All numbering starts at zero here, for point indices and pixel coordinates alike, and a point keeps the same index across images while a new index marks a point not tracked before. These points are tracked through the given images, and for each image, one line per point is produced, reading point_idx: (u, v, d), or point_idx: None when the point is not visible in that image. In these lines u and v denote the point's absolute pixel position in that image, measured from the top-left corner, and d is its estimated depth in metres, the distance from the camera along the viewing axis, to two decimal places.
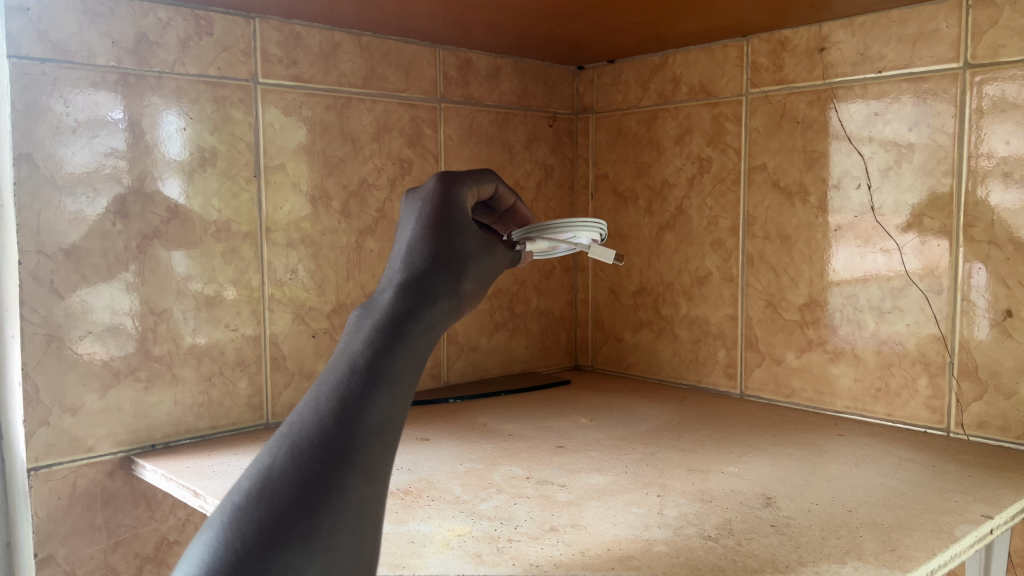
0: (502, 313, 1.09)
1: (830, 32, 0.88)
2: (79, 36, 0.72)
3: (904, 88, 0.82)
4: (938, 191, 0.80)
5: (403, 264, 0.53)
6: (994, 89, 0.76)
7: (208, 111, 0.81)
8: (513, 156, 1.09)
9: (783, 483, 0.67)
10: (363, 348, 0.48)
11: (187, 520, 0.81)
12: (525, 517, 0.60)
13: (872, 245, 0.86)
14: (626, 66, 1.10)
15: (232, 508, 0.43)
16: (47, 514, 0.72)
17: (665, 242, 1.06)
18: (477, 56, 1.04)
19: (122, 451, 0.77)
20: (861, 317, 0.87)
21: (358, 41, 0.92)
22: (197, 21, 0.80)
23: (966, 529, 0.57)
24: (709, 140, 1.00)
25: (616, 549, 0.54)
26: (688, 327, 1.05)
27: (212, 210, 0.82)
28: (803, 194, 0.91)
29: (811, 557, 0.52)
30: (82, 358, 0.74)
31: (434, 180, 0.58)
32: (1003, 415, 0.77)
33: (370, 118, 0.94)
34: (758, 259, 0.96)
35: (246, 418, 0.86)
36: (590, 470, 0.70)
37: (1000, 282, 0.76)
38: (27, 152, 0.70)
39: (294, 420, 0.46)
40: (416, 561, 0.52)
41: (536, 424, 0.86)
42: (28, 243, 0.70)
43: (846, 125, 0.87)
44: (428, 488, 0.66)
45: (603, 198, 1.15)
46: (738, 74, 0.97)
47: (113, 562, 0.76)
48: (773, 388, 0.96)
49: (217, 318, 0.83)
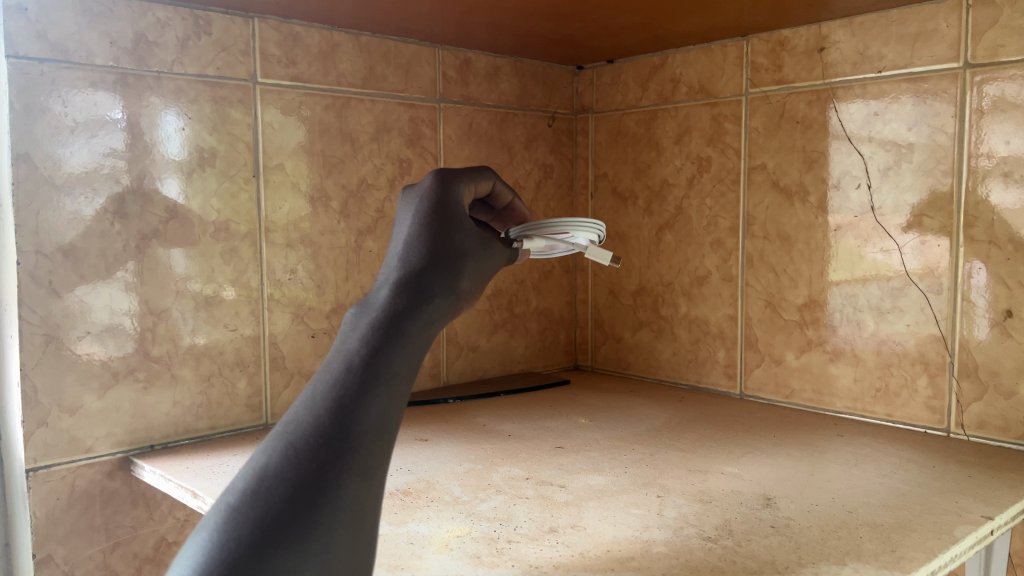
0: (502, 313, 1.09)
1: (830, 32, 0.88)
2: (77, 36, 0.72)
3: (904, 88, 0.82)
4: (938, 191, 0.80)
5: (400, 262, 0.53)
6: (994, 88, 0.76)
7: (207, 111, 0.81)
8: (512, 156, 1.09)
9: (783, 483, 0.67)
10: (360, 347, 0.48)
11: (186, 520, 0.81)
12: (525, 518, 0.60)
13: (872, 245, 0.85)
14: (626, 66, 1.10)
15: (227, 508, 0.43)
16: (46, 514, 0.72)
17: (665, 241, 1.06)
18: (477, 56, 1.04)
19: (121, 452, 0.76)
20: (861, 317, 0.87)
21: (357, 41, 0.92)
22: (196, 21, 0.80)
23: (966, 530, 0.57)
24: (709, 140, 1.00)
25: (616, 550, 0.54)
26: (688, 326, 1.04)
27: (211, 210, 0.82)
28: (803, 194, 0.91)
29: (810, 558, 0.52)
30: (80, 358, 0.73)
31: (432, 177, 0.58)
32: (1003, 415, 0.77)
33: (369, 118, 0.94)
34: (758, 259, 0.96)
35: (245, 418, 0.86)
36: (590, 470, 0.70)
37: (1000, 282, 0.76)
38: (25, 152, 0.70)
39: (289, 419, 0.46)
40: (415, 562, 0.52)
41: (535, 424, 0.86)
42: (27, 243, 0.70)
43: (845, 125, 0.87)
44: (428, 489, 0.66)
45: (602, 198, 1.15)
46: (738, 74, 0.97)
47: (112, 562, 0.76)
48: (773, 388, 0.96)
49: (216, 318, 0.83)
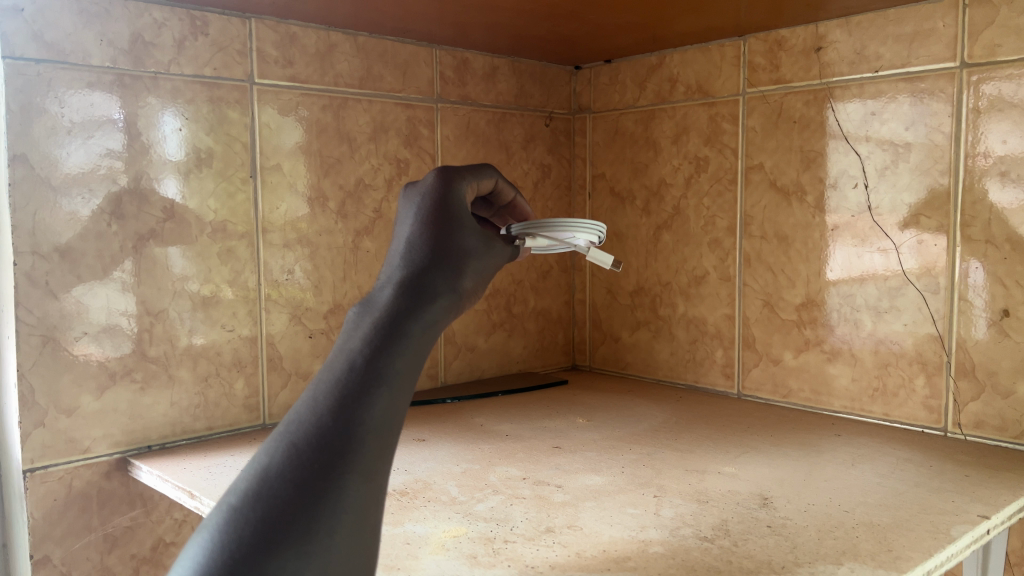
0: (499, 313, 1.09)
1: (827, 32, 0.88)
2: (73, 37, 0.72)
3: (901, 88, 0.82)
4: (935, 191, 0.80)
5: (402, 262, 0.53)
6: (991, 88, 0.76)
7: (204, 112, 0.81)
8: (510, 156, 1.09)
9: (780, 483, 0.67)
10: (362, 346, 0.48)
11: (183, 521, 0.81)
12: (521, 517, 0.60)
13: (870, 245, 0.85)
14: (623, 66, 1.10)
15: (227, 509, 0.43)
16: (43, 516, 0.72)
17: (663, 241, 1.06)
18: (474, 56, 1.04)
19: (118, 452, 0.76)
20: (858, 317, 0.87)
21: (354, 42, 0.92)
22: (193, 21, 0.80)
23: (962, 529, 0.57)
24: (706, 140, 1.00)
25: (612, 550, 0.54)
26: (686, 326, 1.04)
27: (209, 211, 0.82)
28: (800, 193, 0.91)
29: (807, 558, 0.52)
30: (78, 359, 0.74)
31: (434, 174, 0.58)
32: (1000, 415, 0.77)
33: (366, 118, 0.94)
34: (755, 258, 0.96)
35: (243, 419, 0.86)
36: (587, 470, 0.70)
37: (997, 281, 0.76)
38: (23, 153, 0.70)
39: (291, 419, 0.46)
40: (412, 562, 0.52)
41: (533, 425, 0.86)
42: (23, 244, 0.70)
43: (843, 125, 0.87)
44: (426, 489, 0.66)
45: (600, 198, 1.15)
46: (735, 74, 0.97)
47: (110, 563, 0.76)
48: (771, 388, 0.96)
49: (214, 318, 0.83)
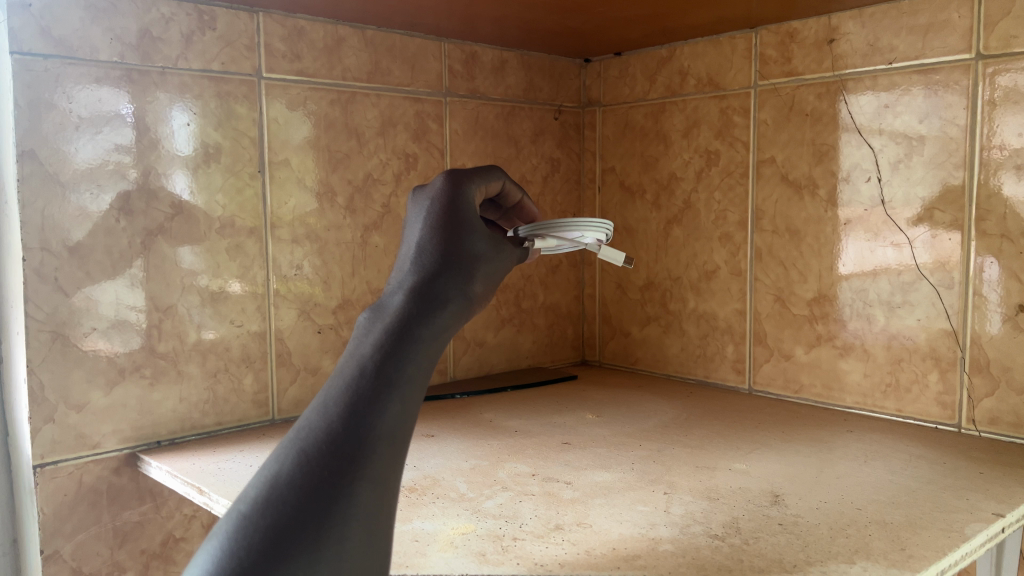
0: (508, 308, 1.09)
1: (840, 23, 0.87)
2: (81, 33, 0.72)
3: (915, 80, 0.81)
4: (949, 184, 0.79)
5: (412, 266, 0.53)
6: (1007, 80, 0.75)
7: (212, 107, 0.81)
8: (519, 149, 1.08)
9: (792, 480, 0.66)
10: (373, 351, 0.48)
11: (193, 516, 0.81)
12: (529, 515, 0.59)
13: (883, 239, 0.84)
14: (633, 59, 1.09)
15: (237, 517, 0.42)
16: (53, 511, 0.72)
17: (673, 236, 1.05)
18: (483, 49, 1.04)
19: (128, 448, 0.77)
20: (871, 312, 0.86)
21: (362, 36, 0.92)
22: (201, 16, 0.80)
23: (977, 528, 0.56)
24: (717, 133, 0.99)
25: (621, 549, 0.53)
26: (696, 322, 1.04)
27: (217, 206, 0.82)
28: (813, 187, 0.90)
29: (819, 556, 0.51)
30: (88, 353, 0.74)
31: (442, 178, 0.58)
32: (1014, 411, 0.76)
33: (374, 113, 0.93)
34: (767, 253, 0.95)
35: (252, 415, 0.86)
36: (596, 467, 0.70)
37: (1013, 276, 0.75)
38: (32, 148, 0.70)
39: (302, 426, 0.46)
40: (421, 560, 0.52)
41: (542, 421, 0.86)
42: (31, 239, 0.70)
43: (855, 118, 0.86)
44: (433, 486, 0.66)
45: (609, 192, 1.14)
46: (747, 66, 0.96)
47: (120, 559, 0.77)
48: (782, 383, 0.95)
49: (223, 313, 0.83)
